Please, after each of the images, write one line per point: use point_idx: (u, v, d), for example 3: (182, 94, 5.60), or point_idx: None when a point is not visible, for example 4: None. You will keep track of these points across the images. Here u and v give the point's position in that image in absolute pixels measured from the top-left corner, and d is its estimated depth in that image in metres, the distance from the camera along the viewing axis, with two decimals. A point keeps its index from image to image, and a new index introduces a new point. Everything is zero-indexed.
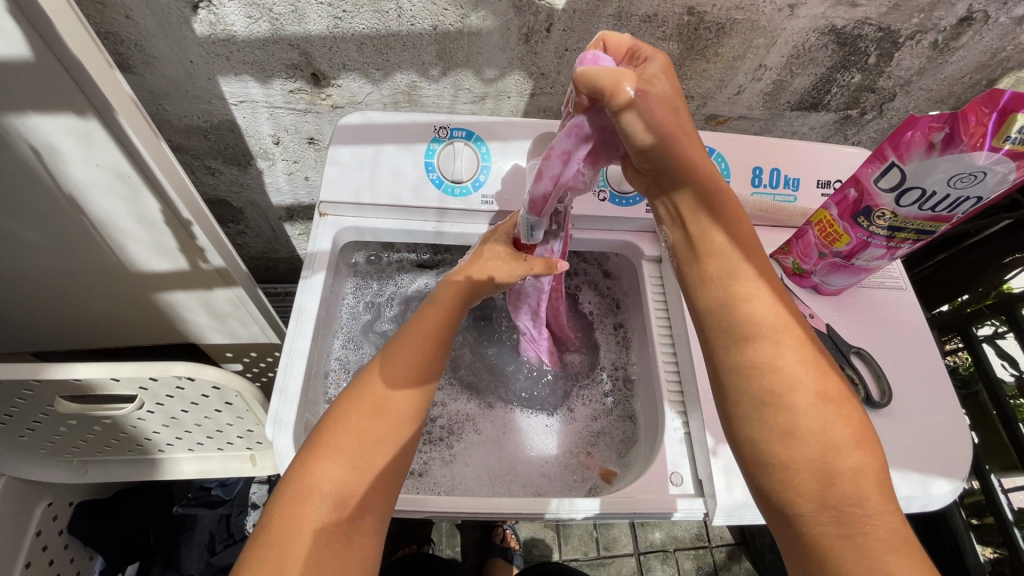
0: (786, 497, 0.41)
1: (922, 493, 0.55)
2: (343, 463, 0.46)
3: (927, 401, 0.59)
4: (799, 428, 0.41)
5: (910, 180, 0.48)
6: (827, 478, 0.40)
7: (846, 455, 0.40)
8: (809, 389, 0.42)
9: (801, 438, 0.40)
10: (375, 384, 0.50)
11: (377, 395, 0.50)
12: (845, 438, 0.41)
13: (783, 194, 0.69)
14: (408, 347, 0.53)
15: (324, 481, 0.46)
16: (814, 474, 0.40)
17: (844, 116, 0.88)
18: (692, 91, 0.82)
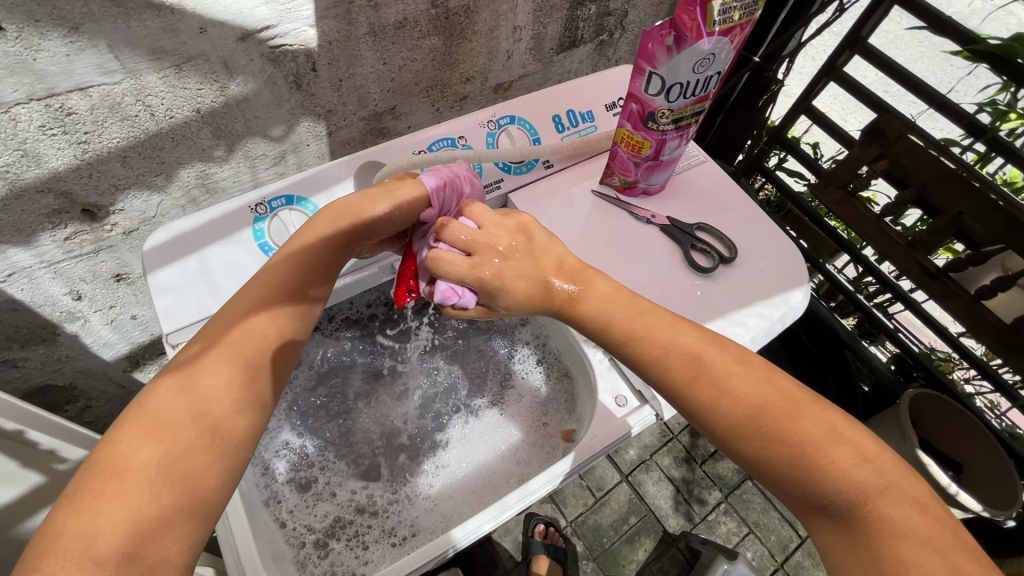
0: (816, 485, 0.44)
1: (788, 308, 0.67)
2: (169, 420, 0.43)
3: (761, 236, 0.72)
4: (805, 441, 0.44)
5: (668, 79, 0.57)
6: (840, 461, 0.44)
7: (829, 452, 0.44)
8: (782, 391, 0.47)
9: (840, 473, 0.43)
10: (196, 347, 0.48)
11: (206, 355, 0.47)
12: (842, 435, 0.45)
13: (586, 128, 0.77)
14: (241, 308, 0.50)
15: (154, 441, 0.42)
16: (826, 488, 0.43)
17: (599, 43, 1.00)
18: (471, 71, 0.87)
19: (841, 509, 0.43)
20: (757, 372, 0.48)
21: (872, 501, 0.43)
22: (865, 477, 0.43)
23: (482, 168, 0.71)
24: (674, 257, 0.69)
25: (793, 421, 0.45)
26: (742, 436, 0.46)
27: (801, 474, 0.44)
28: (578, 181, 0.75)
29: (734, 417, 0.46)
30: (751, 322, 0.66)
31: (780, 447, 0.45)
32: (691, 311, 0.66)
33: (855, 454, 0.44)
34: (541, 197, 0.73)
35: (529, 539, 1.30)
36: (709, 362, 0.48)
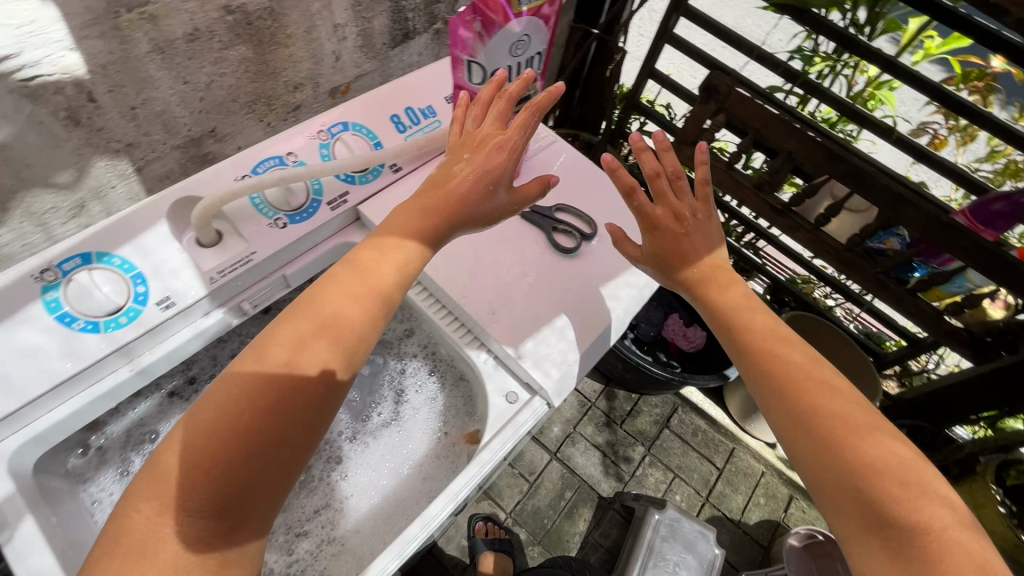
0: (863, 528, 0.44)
1: (652, 272, 0.70)
2: (185, 477, 0.41)
3: (618, 206, 0.74)
4: (823, 429, 0.48)
5: (488, 66, 0.55)
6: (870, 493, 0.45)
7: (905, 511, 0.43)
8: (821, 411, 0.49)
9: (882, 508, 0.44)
10: (255, 385, 0.44)
11: (246, 400, 0.43)
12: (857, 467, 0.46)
13: (429, 124, 0.74)
14: (282, 355, 0.45)
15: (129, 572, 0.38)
16: (853, 480, 0.45)
17: (435, 32, 0.96)
18: (297, 78, 0.80)
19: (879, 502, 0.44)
20: (776, 348, 0.54)
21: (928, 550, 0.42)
22: (900, 464, 0.45)
23: (321, 184, 0.66)
24: (539, 242, 0.68)
25: (822, 384, 0.51)
26: (782, 401, 0.51)
27: (836, 463, 0.46)
28: (430, 181, 0.71)
29: (773, 376, 0.52)
30: (621, 293, 0.67)
31: (812, 432, 0.48)
32: (563, 292, 0.65)
33: (880, 453, 0.46)
34: (393, 203, 0.69)
35: (473, 538, 1.28)
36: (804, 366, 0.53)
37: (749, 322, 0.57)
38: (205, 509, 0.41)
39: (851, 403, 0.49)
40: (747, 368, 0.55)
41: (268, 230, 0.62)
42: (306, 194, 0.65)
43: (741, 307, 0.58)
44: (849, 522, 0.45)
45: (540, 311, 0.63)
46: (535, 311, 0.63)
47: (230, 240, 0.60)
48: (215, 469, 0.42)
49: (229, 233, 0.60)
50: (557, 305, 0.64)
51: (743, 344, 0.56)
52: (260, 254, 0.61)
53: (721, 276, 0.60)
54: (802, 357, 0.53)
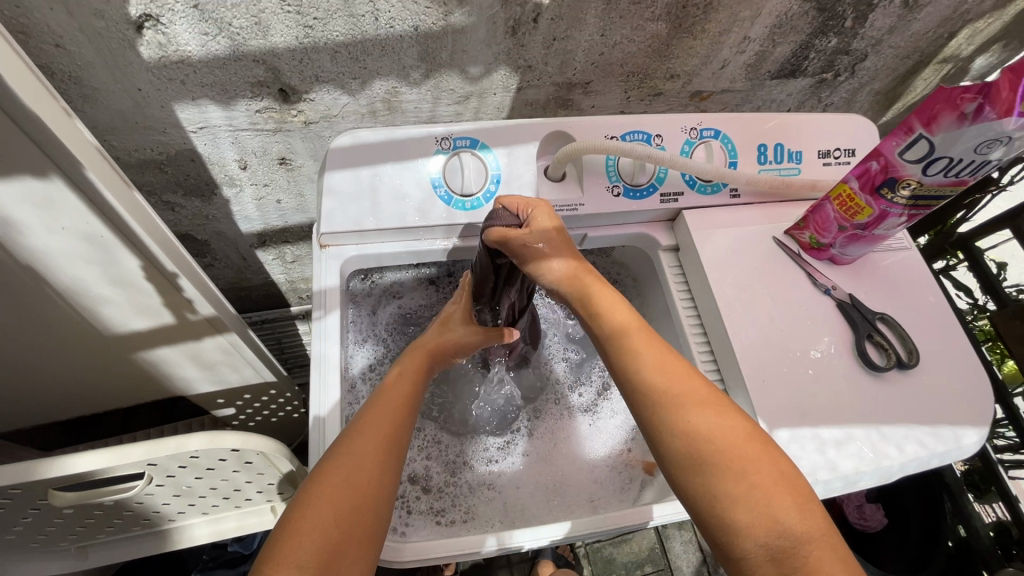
0: None
1: (953, 445, 0.58)
2: (358, 448, 0.47)
3: (953, 353, 0.62)
4: (723, 491, 0.43)
5: (938, 150, 0.49)
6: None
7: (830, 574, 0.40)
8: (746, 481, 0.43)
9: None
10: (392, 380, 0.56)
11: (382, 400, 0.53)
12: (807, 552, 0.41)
13: (788, 168, 0.69)
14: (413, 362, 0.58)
15: (335, 491, 0.44)
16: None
17: (820, 80, 0.89)
18: (679, 70, 0.80)
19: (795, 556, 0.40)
20: (710, 435, 0.45)
21: None
22: (796, 517, 0.42)
23: (666, 174, 0.66)
24: (842, 342, 0.61)
25: (751, 461, 0.44)
26: (698, 486, 0.44)
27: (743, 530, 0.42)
28: (759, 222, 0.67)
29: (670, 457, 0.46)
30: (907, 447, 0.57)
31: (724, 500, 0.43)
32: (844, 407, 0.58)
33: (769, 506, 0.42)
34: (716, 224, 0.66)
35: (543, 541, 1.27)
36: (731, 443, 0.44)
37: (700, 421, 0.45)
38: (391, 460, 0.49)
39: (757, 454, 0.44)
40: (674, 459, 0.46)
41: (603, 191, 0.64)
42: (649, 176, 0.65)
43: (703, 433, 0.45)
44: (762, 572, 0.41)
45: (811, 410, 0.57)
46: (805, 407, 0.57)
47: (570, 185, 0.64)
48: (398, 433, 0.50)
49: (571, 178, 0.65)
50: (831, 416, 0.57)
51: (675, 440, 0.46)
52: (584, 209, 0.64)
53: (670, 377, 0.48)
54: (739, 432, 0.45)
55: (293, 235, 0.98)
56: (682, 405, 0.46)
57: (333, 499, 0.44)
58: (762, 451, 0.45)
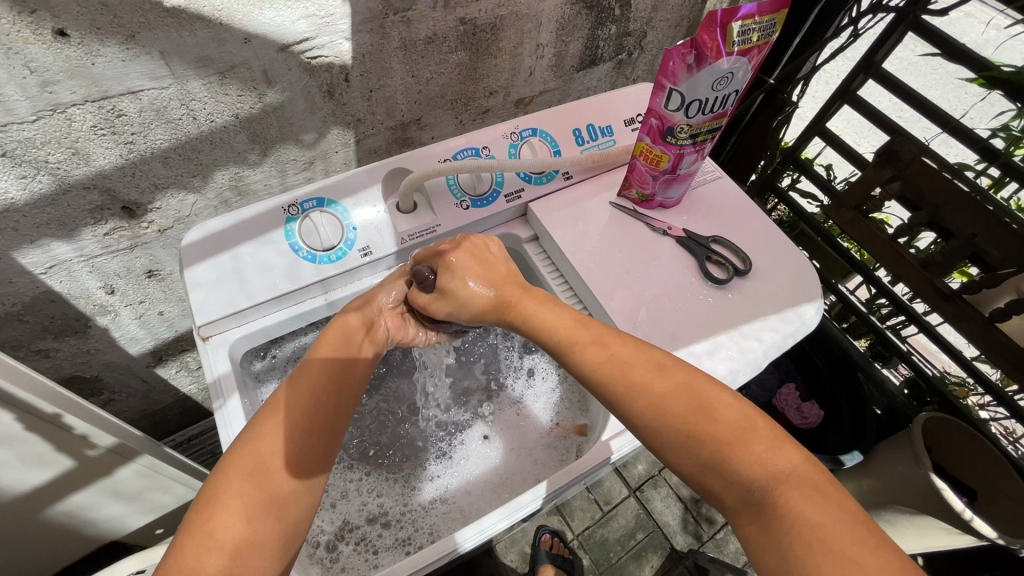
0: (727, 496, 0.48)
1: (800, 322, 0.68)
2: (272, 432, 0.51)
3: (776, 248, 0.74)
4: (730, 459, 0.47)
5: (688, 96, 0.59)
6: (727, 475, 0.47)
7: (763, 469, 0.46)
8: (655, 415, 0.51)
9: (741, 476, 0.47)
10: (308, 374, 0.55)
11: (298, 404, 0.52)
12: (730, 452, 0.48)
13: (604, 142, 0.79)
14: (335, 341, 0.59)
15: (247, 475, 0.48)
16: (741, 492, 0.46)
17: (618, 62, 1.03)
18: (494, 86, 0.90)
19: (779, 506, 0.44)
20: (673, 408, 0.51)
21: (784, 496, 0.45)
22: (739, 443, 0.48)
23: (504, 177, 0.74)
24: (689, 269, 0.70)
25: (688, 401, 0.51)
26: (676, 445, 0.50)
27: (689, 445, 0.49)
28: (595, 193, 0.77)
29: (631, 412, 0.53)
30: (764, 336, 0.67)
31: (710, 464, 0.48)
32: (704, 322, 0.67)
33: (758, 454, 0.47)
34: (560, 206, 0.75)
35: (537, 548, 1.30)
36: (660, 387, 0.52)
37: (683, 389, 0.52)
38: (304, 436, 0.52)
39: (732, 406, 0.50)
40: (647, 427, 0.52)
41: (453, 208, 0.71)
42: (489, 184, 0.73)
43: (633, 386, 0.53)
44: (750, 535, 0.46)
45: (680, 334, 0.66)
46: (675, 332, 0.66)
47: (422, 211, 0.70)
48: (316, 406, 0.53)
49: (422, 205, 0.71)
50: (699, 333, 0.66)
51: (645, 409, 0.52)
52: (442, 228, 0.70)
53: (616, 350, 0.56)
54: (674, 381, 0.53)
55: (189, 342, 0.97)
56: (626, 371, 0.54)
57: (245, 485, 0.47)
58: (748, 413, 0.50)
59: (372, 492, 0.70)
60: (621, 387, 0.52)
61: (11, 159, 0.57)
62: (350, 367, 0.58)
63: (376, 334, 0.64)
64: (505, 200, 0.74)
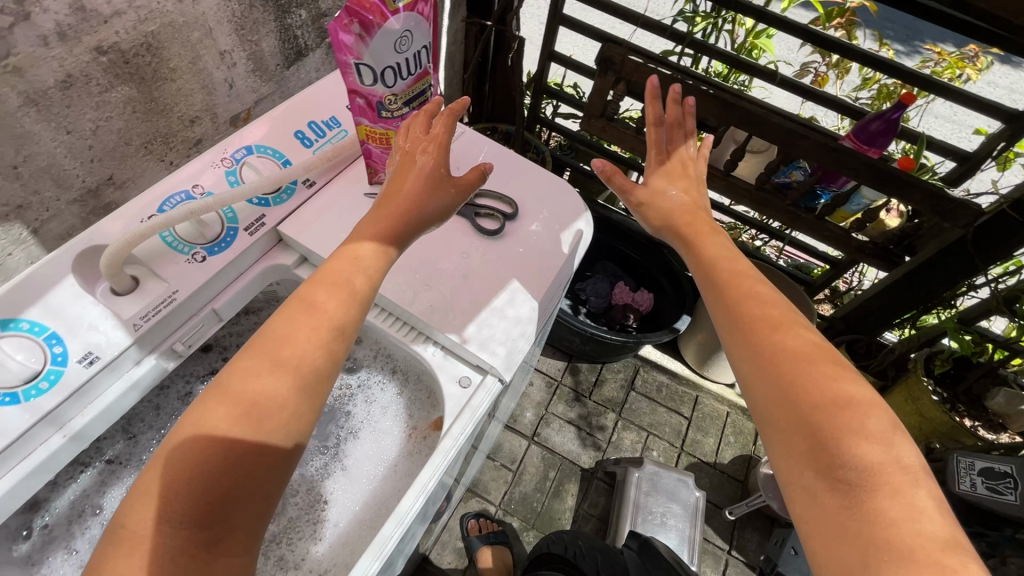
0: (785, 467, 0.47)
1: (576, 240, 0.73)
2: (138, 557, 0.39)
3: (534, 181, 0.77)
4: (824, 403, 0.46)
5: (376, 66, 0.56)
6: (812, 425, 0.46)
7: (859, 435, 0.44)
8: (766, 338, 0.51)
9: (836, 440, 0.44)
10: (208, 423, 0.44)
11: (186, 473, 0.42)
12: (820, 396, 0.46)
13: (334, 135, 0.73)
14: (222, 409, 0.44)
15: None
16: (825, 450, 0.44)
17: (328, 46, 0.96)
18: (191, 112, 0.78)
19: (846, 456, 0.43)
20: (782, 345, 0.50)
21: (880, 474, 0.42)
22: (846, 385, 0.47)
23: (234, 211, 0.65)
24: (464, 229, 0.70)
25: (806, 348, 0.50)
26: (767, 373, 0.50)
27: (780, 376, 0.49)
28: (346, 190, 0.71)
29: (743, 341, 0.53)
30: (551, 264, 0.70)
31: (794, 416, 0.47)
32: (496, 274, 0.67)
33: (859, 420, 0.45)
34: (312, 217, 0.68)
35: (468, 538, 1.28)
36: (777, 332, 0.52)
37: (779, 339, 0.51)
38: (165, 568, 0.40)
39: (830, 365, 0.49)
40: (737, 356, 0.53)
41: (185, 266, 0.60)
42: (220, 224, 0.63)
43: (793, 343, 0.50)
44: (818, 497, 0.44)
45: (479, 293, 0.65)
46: (474, 294, 0.65)
47: (146, 283, 0.58)
48: (180, 508, 0.41)
49: (145, 276, 0.58)
50: (493, 287, 0.66)
51: (739, 339, 0.53)
52: (182, 292, 0.59)
53: (723, 275, 0.58)
54: (810, 345, 0.50)
55: None
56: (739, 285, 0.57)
57: None
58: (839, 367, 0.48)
59: None
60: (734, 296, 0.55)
61: None
62: (260, 445, 0.44)
63: (301, 361, 0.46)
64: (245, 233, 0.65)
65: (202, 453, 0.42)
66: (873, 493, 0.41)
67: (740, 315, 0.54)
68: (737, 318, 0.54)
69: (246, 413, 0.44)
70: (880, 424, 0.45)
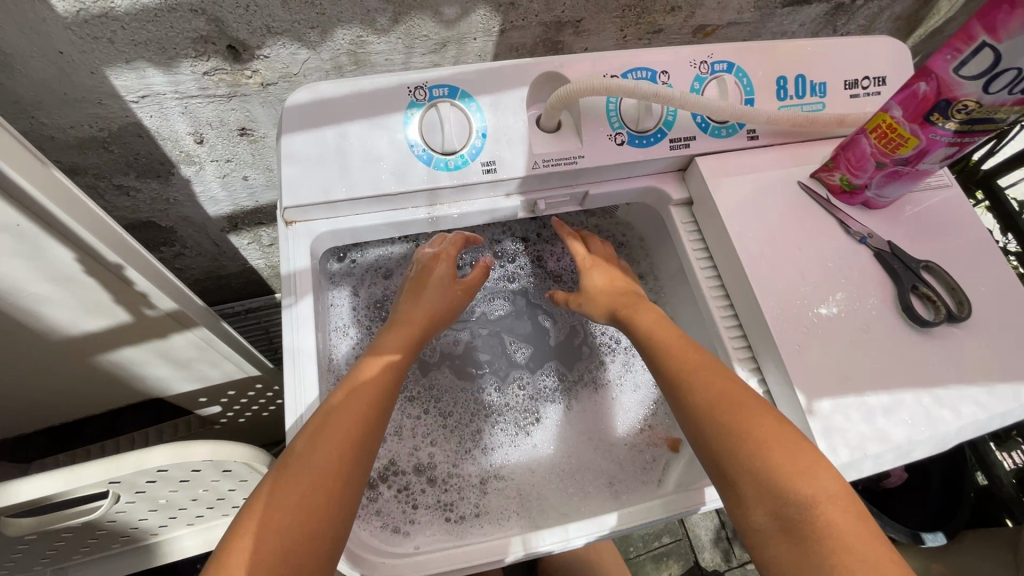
0: (738, 509, 0.46)
1: (1019, 404, 0.51)
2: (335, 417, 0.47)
3: (1010, 298, 0.55)
4: (771, 473, 0.44)
5: (1005, 61, 0.41)
6: (779, 485, 0.44)
7: (816, 489, 0.43)
8: (697, 394, 0.50)
9: (793, 488, 0.43)
10: (368, 369, 0.51)
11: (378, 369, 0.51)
12: (773, 452, 0.45)
13: (811, 103, 0.60)
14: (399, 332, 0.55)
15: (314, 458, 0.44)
16: (793, 519, 0.43)
17: (837, 6, 0.80)
18: (681, 0, 0.71)
19: (794, 495, 0.43)
20: (732, 421, 0.47)
21: (821, 504, 0.42)
22: (807, 475, 0.43)
23: (676, 117, 0.58)
24: (883, 293, 0.54)
25: (760, 428, 0.46)
26: (715, 449, 0.47)
27: (727, 450, 0.46)
28: (781, 166, 0.59)
29: (692, 426, 0.49)
30: (965, 409, 0.50)
31: (760, 478, 0.44)
32: (889, 369, 0.51)
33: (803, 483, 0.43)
34: (734, 170, 0.58)
35: None
36: (704, 375, 0.51)
37: (713, 395, 0.49)
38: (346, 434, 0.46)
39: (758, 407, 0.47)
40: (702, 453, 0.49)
41: (604, 141, 0.56)
42: (657, 121, 0.57)
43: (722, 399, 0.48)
44: (773, 544, 0.43)
45: (855, 374, 0.51)
46: (849, 371, 0.51)
47: (566, 134, 0.57)
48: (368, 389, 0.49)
49: (568, 127, 0.57)
50: (879, 379, 0.51)
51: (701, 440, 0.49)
52: (585, 162, 0.56)
53: (664, 335, 0.55)
54: (726, 386, 0.49)
55: (267, 216, 0.90)
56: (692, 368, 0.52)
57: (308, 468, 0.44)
58: (768, 414, 0.47)
59: (425, 443, 0.63)
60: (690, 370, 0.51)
61: None
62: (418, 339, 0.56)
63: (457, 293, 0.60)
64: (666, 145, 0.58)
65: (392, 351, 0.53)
66: (822, 524, 0.42)
67: (698, 406, 0.49)
68: (705, 418, 0.49)
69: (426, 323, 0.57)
70: (827, 482, 0.43)
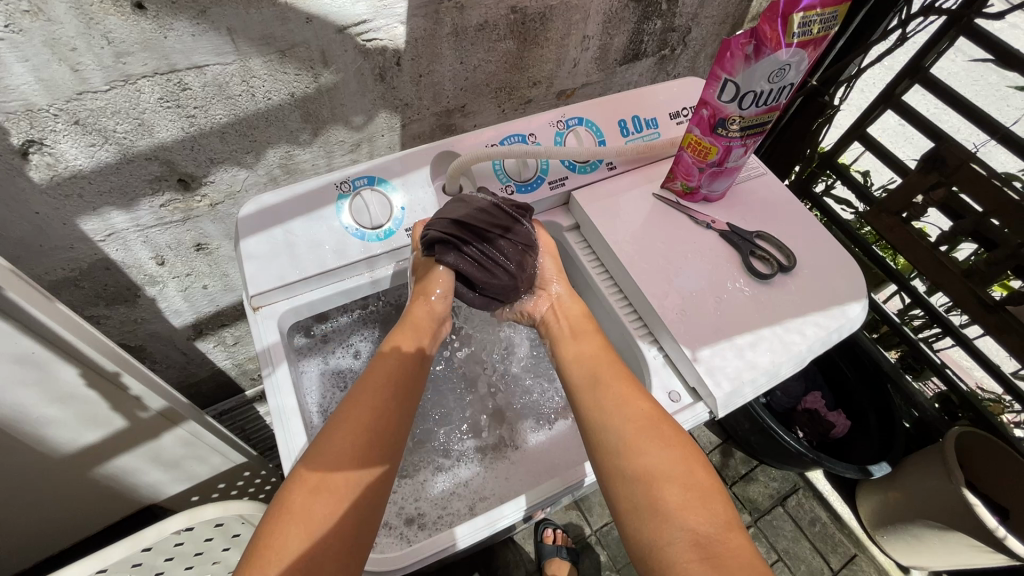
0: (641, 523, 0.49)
1: (845, 320, 0.68)
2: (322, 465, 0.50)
3: (822, 244, 0.73)
4: (666, 479, 0.50)
5: (743, 88, 0.60)
6: (678, 492, 0.50)
7: (705, 507, 0.49)
8: (624, 420, 0.56)
9: (674, 491, 0.50)
10: (355, 405, 0.54)
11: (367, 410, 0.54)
12: (679, 473, 0.51)
13: (647, 135, 0.79)
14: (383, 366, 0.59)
15: (303, 515, 0.47)
16: (667, 509, 0.49)
17: (661, 57, 1.03)
18: (539, 76, 0.90)
19: (674, 501, 0.49)
20: (650, 432, 0.54)
21: (716, 528, 0.48)
22: (708, 506, 0.49)
23: (548, 165, 0.74)
24: (732, 262, 0.70)
25: (661, 433, 0.54)
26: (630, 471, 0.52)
27: (642, 462, 0.52)
28: (637, 185, 0.77)
29: (615, 447, 0.55)
30: (807, 330, 0.66)
31: (665, 482, 0.50)
32: (747, 316, 0.66)
33: (693, 506, 0.49)
34: (602, 195, 0.75)
35: (541, 543, 1.27)
36: (645, 417, 0.56)
37: (636, 415, 0.56)
38: (337, 474, 0.50)
39: (670, 428, 0.55)
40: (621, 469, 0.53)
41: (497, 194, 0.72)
42: (534, 170, 0.74)
43: (640, 415, 0.56)
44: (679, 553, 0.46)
45: (723, 326, 0.65)
46: (717, 324, 0.66)
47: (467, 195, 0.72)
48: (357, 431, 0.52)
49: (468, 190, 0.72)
50: (739, 325, 0.66)
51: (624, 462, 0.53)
52: None
53: (619, 378, 0.60)
54: (646, 407, 0.57)
55: (228, 318, 0.99)
56: (646, 424, 0.55)
57: (296, 522, 0.47)
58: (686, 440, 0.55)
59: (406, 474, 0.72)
60: (618, 393, 0.58)
61: (82, 126, 0.59)
62: (408, 362, 0.60)
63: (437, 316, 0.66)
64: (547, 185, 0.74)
65: (379, 391, 0.56)
66: (716, 541, 0.46)
67: (609, 425, 0.56)
68: (621, 442, 0.55)
69: (407, 364, 0.60)
70: (718, 507, 0.49)
